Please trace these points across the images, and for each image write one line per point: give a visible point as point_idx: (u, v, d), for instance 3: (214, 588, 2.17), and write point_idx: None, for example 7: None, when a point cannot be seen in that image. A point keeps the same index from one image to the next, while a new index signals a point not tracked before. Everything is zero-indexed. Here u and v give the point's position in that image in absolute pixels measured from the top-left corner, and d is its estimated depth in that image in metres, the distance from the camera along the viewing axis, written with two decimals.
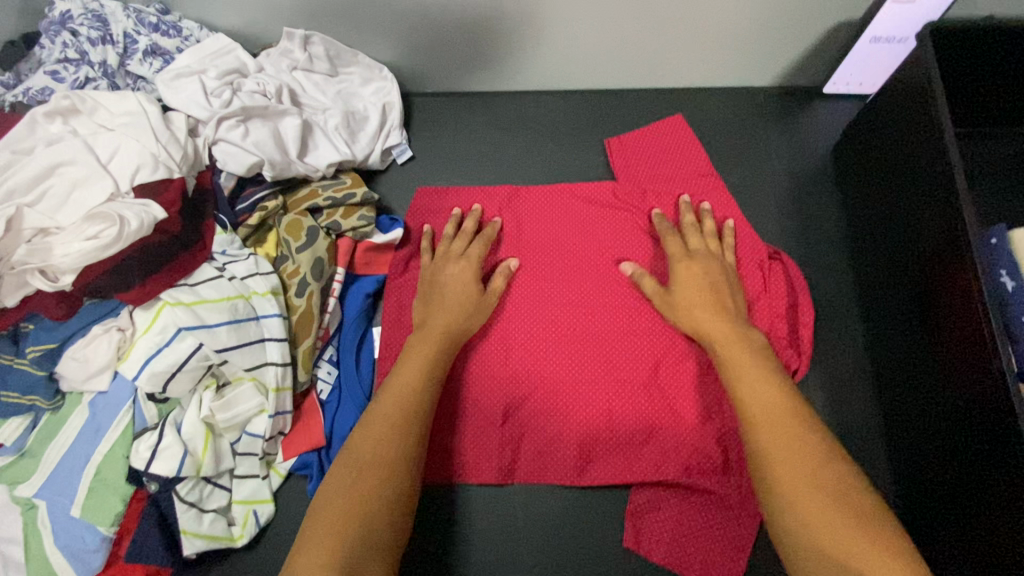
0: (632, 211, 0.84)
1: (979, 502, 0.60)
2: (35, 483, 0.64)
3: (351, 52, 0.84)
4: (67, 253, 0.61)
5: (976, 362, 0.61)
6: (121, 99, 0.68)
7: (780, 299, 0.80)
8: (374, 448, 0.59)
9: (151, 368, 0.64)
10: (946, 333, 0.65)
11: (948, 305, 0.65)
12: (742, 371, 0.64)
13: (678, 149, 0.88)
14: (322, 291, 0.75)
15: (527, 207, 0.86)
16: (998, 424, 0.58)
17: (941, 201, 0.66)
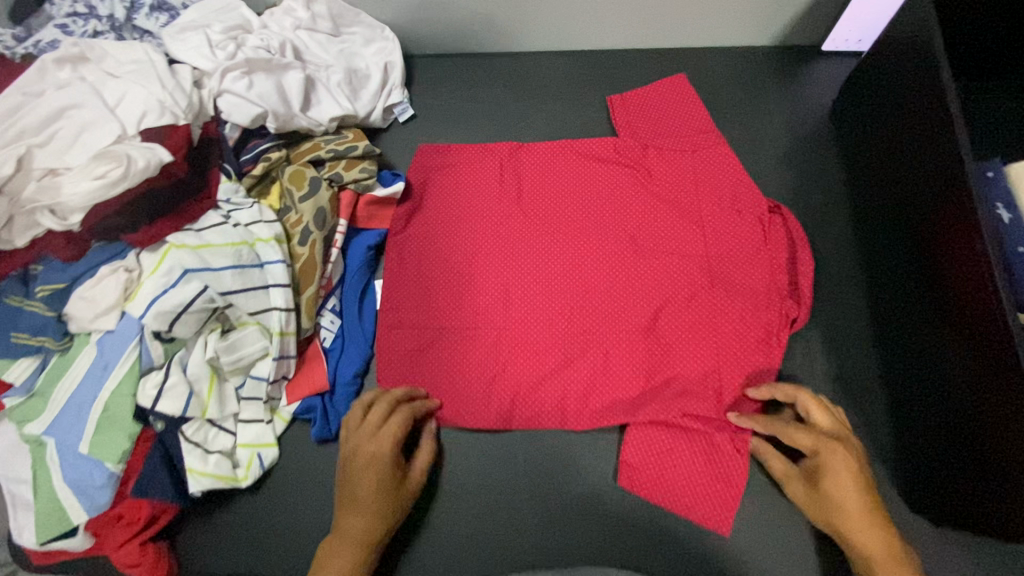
0: (632, 166, 0.84)
1: (978, 433, 0.61)
2: (45, 420, 0.66)
3: (353, 11, 0.85)
4: (75, 192, 0.62)
5: (974, 296, 0.62)
6: (128, 48, 0.70)
7: (780, 249, 0.79)
8: (369, 488, 0.64)
9: (158, 307, 0.65)
10: (943, 272, 0.66)
11: (947, 244, 0.66)
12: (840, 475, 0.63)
13: (679, 108, 0.88)
14: (325, 241, 0.77)
15: (527, 162, 0.86)
16: (997, 352, 0.59)
17: (938, 144, 0.67)
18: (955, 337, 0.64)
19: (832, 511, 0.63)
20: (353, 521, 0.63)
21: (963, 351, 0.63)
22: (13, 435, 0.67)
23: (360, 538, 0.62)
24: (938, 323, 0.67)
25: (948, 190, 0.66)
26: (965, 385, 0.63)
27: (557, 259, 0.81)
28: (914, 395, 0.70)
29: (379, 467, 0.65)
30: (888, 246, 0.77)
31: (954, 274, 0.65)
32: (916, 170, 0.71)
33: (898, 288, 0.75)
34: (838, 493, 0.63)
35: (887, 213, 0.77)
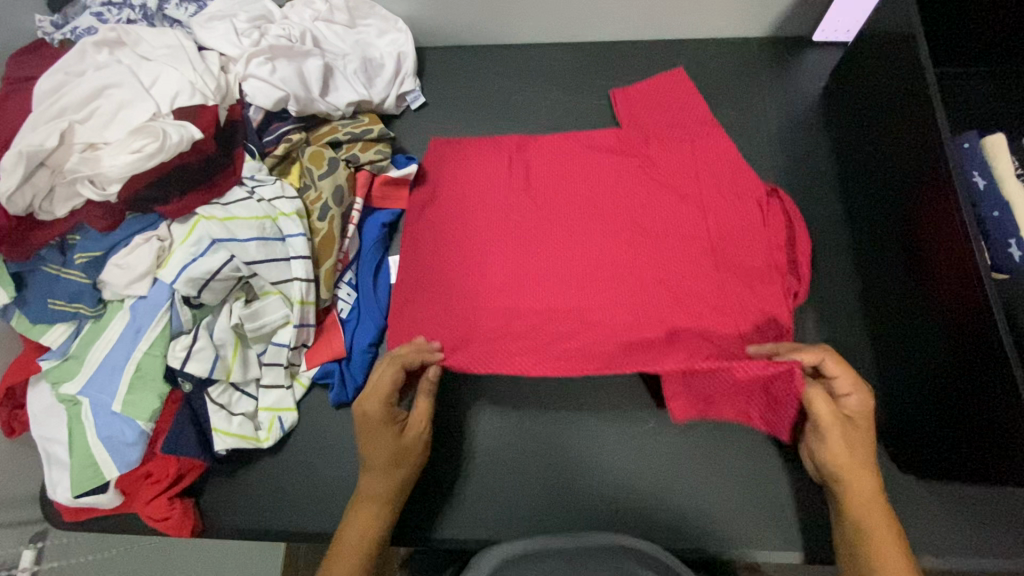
0: (635, 155, 0.88)
1: (959, 389, 0.65)
2: (79, 381, 0.70)
3: (368, 4, 0.90)
4: (114, 164, 0.66)
5: (950, 260, 0.66)
6: (161, 35, 0.75)
7: (779, 234, 0.82)
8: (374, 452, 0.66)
9: (188, 274, 0.69)
10: (924, 240, 0.70)
11: (927, 214, 0.70)
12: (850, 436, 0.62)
13: (678, 100, 0.92)
14: (342, 217, 0.81)
15: (534, 152, 0.90)
16: (974, 310, 0.63)
17: (917, 121, 0.72)
18: (936, 301, 0.68)
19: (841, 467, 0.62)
20: (371, 478, 0.66)
21: (942, 313, 0.67)
22: (48, 396, 0.71)
23: (378, 494, 0.66)
24: (920, 290, 0.71)
25: (927, 163, 0.70)
26: (945, 345, 0.66)
27: (561, 234, 0.85)
28: (900, 360, 0.74)
29: (374, 432, 0.66)
30: (876, 222, 0.81)
31: (932, 241, 0.69)
32: (898, 147, 0.76)
33: (885, 260, 0.79)
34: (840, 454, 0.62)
35: (874, 190, 0.82)
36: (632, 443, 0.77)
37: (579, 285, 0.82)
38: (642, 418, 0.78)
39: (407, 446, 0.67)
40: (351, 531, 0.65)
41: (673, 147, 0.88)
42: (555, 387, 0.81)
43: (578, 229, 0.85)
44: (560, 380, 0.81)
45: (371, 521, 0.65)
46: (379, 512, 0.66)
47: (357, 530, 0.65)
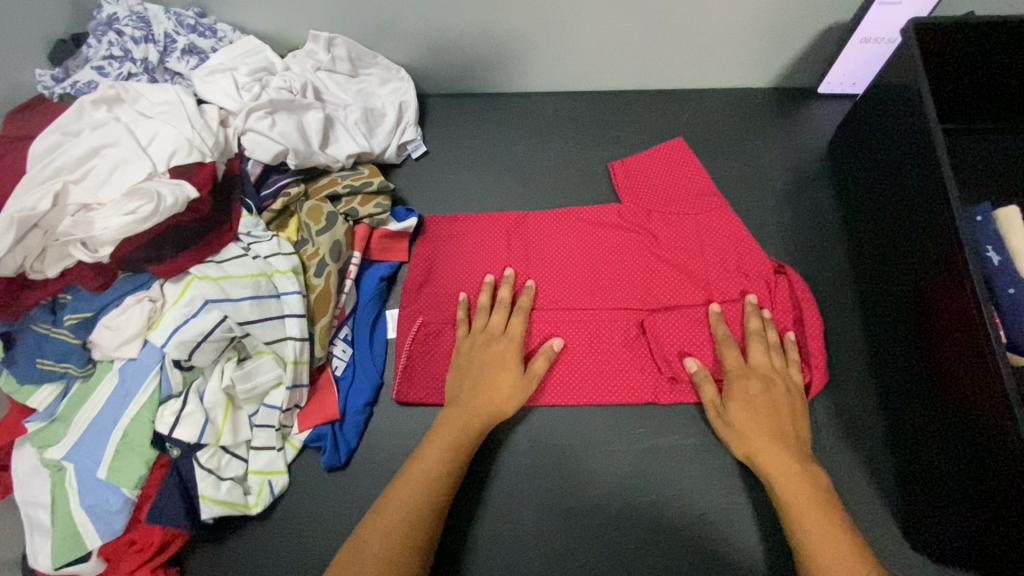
0: (633, 230, 0.88)
1: (978, 479, 0.62)
2: (65, 445, 0.68)
3: (371, 54, 0.90)
4: (106, 227, 0.65)
5: (969, 346, 0.63)
6: (161, 91, 0.74)
7: (786, 313, 0.80)
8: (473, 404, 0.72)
9: (178, 337, 0.67)
10: (936, 320, 0.68)
11: (941, 294, 0.67)
12: (746, 414, 0.71)
13: (677, 170, 0.90)
14: (339, 272, 0.80)
15: (534, 222, 0.89)
16: (991, 402, 0.60)
17: (930, 194, 0.69)
18: (952, 385, 0.65)
19: (760, 461, 0.68)
20: (479, 402, 0.72)
21: (960, 399, 0.64)
22: (31, 459, 0.70)
23: (472, 414, 0.71)
24: (935, 370, 0.68)
25: (942, 243, 0.67)
26: (964, 433, 0.64)
27: (561, 302, 0.84)
28: (914, 436, 0.72)
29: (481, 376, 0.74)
30: (885, 289, 0.79)
31: (948, 323, 0.66)
32: (910, 217, 0.73)
33: (895, 329, 0.76)
34: (750, 441, 0.70)
35: (883, 255, 0.79)
36: (633, 510, 0.75)
37: (583, 352, 0.82)
38: (643, 485, 0.76)
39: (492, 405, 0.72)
40: (434, 443, 0.69)
41: (674, 208, 0.88)
42: (554, 450, 0.78)
43: (580, 293, 0.85)
44: (558, 443, 0.79)
45: (449, 442, 0.69)
46: (463, 435, 0.70)
47: (424, 467, 0.67)
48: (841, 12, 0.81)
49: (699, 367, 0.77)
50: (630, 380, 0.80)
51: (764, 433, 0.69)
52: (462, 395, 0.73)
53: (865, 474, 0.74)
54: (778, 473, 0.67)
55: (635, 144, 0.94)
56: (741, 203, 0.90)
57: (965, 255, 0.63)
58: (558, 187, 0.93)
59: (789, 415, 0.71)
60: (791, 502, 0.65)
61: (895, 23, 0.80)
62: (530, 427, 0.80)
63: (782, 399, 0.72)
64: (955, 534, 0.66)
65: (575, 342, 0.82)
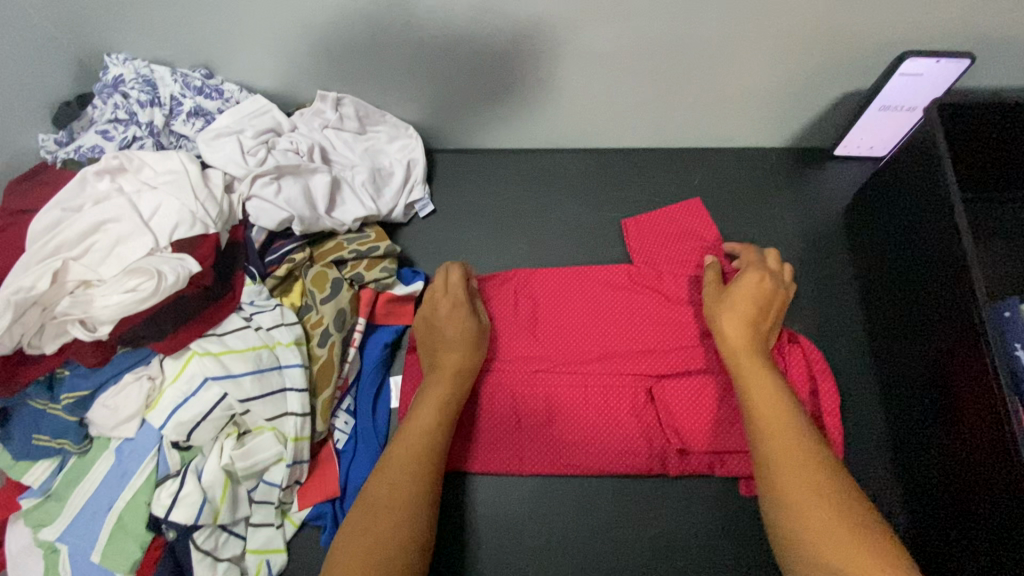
0: (642, 292, 0.86)
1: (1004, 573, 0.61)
2: (58, 526, 0.66)
3: (379, 112, 0.89)
4: (106, 305, 0.64)
5: (995, 440, 0.61)
6: (164, 158, 0.72)
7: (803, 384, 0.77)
8: (456, 362, 0.75)
9: (178, 417, 0.66)
10: (959, 406, 0.66)
11: (964, 382, 0.65)
12: (732, 305, 0.75)
13: (686, 228, 0.89)
14: (343, 341, 0.78)
15: (541, 284, 0.87)
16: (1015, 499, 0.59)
17: (951, 279, 0.67)
18: (978, 475, 0.64)
19: (730, 340, 0.73)
20: (450, 356, 0.75)
21: (986, 491, 0.63)
22: (25, 536, 0.68)
23: (454, 368, 0.74)
24: (958, 456, 0.67)
25: (965, 332, 0.65)
26: (987, 523, 0.63)
27: (569, 369, 0.82)
28: (933, 515, 0.71)
29: (455, 341, 0.76)
30: (902, 363, 0.77)
31: (972, 413, 0.64)
32: (929, 296, 0.71)
33: (913, 405, 0.75)
34: (728, 324, 0.74)
35: (899, 329, 0.78)
36: None
37: (592, 421, 0.80)
38: (649, 568, 0.75)
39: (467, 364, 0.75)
40: (425, 400, 0.71)
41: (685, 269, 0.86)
42: (559, 528, 0.77)
43: (590, 359, 0.83)
44: (563, 521, 0.77)
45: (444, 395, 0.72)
46: (452, 384, 0.73)
47: (423, 417, 0.70)
48: (860, 79, 0.79)
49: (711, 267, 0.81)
50: (637, 452, 0.78)
51: (744, 318, 0.73)
52: (444, 351, 0.76)
53: None
54: (746, 373, 0.69)
55: (646, 206, 0.93)
56: None
57: (990, 349, 0.62)
58: (566, 250, 0.91)
59: (758, 315, 0.74)
60: (747, 377, 0.69)
61: (916, 92, 0.78)
62: (535, 504, 0.78)
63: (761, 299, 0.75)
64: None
65: (584, 411, 0.80)
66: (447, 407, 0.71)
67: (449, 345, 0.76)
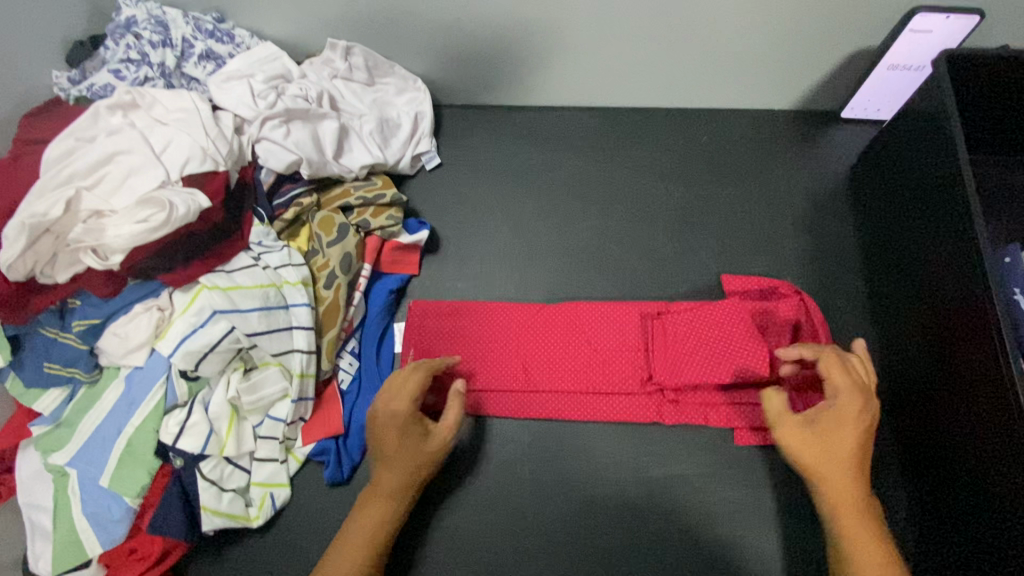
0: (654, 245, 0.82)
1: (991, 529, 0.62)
2: (69, 451, 0.68)
3: (388, 63, 0.89)
4: (118, 234, 0.65)
5: (992, 397, 0.61)
6: (176, 97, 0.73)
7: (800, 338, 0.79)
8: (393, 478, 0.66)
9: (186, 347, 0.67)
10: (956, 364, 0.66)
11: (966, 346, 0.65)
12: (819, 426, 0.64)
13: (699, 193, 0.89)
14: (349, 284, 0.79)
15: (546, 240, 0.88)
16: (1009, 454, 0.59)
17: (955, 238, 0.67)
18: (972, 433, 0.64)
19: (816, 472, 0.63)
20: (384, 476, 0.66)
21: (978, 449, 0.63)
22: (36, 463, 0.69)
23: (388, 492, 0.66)
24: (950, 413, 0.67)
25: (971, 291, 0.65)
26: (979, 479, 0.63)
27: (569, 318, 0.82)
28: (924, 471, 0.72)
29: (400, 456, 0.67)
30: (902, 322, 0.77)
31: (971, 372, 0.64)
32: (933, 259, 0.71)
33: (911, 359, 0.75)
34: (801, 444, 0.64)
35: (899, 284, 0.78)
36: (636, 541, 0.74)
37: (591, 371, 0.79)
38: (648, 516, 0.75)
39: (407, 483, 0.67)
40: (355, 524, 0.65)
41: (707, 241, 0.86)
42: (557, 475, 0.77)
43: (589, 309, 0.83)
44: (562, 466, 0.78)
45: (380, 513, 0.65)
46: (385, 514, 0.65)
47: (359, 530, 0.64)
48: (870, 38, 0.79)
49: (775, 395, 0.67)
50: (629, 398, 0.79)
51: (829, 446, 0.63)
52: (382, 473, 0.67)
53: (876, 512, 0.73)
54: (840, 513, 0.62)
55: (652, 165, 0.93)
56: (757, 227, 0.88)
57: (992, 306, 0.62)
58: (570, 206, 0.91)
59: (868, 433, 0.64)
60: (836, 507, 0.62)
61: (925, 50, 0.78)
62: (534, 449, 0.79)
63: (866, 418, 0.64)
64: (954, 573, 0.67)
65: (580, 359, 0.80)
66: (370, 543, 0.64)
67: (396, 457, 0.67)
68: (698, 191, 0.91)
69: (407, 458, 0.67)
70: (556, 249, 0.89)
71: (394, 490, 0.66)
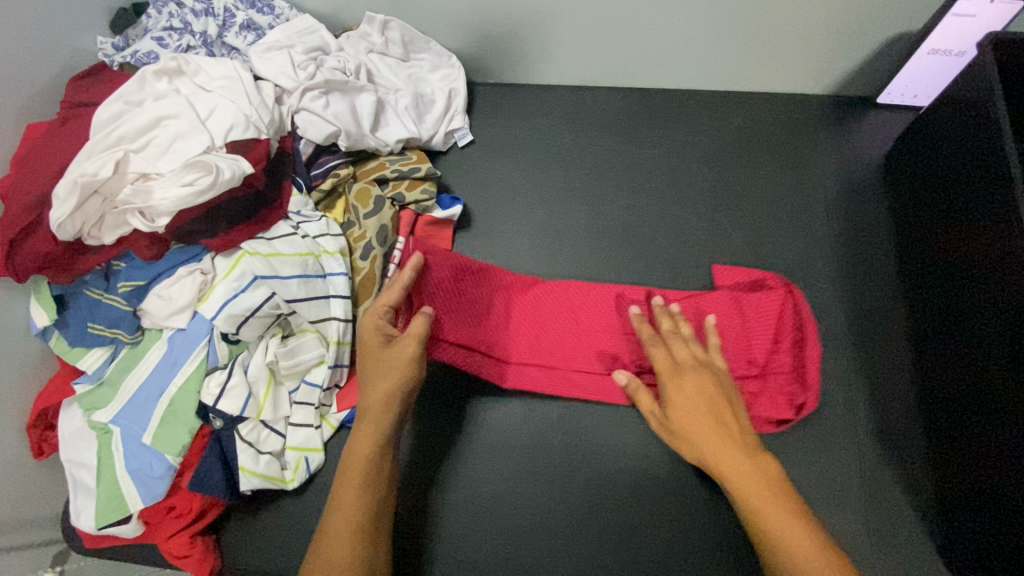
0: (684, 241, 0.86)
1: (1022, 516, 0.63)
2: (112, 409, 0.69)
3: (425, 39, 0.89)
4: (165, 197, 0.66)
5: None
6: (220, 65, 0.74)
7: (788, 332, 0.79)
8: (379, 395, 0.66)
9: (228, 311, 0.68)
10: (994, 354, 0.66)
11: (1002, 325, 0.65)
12: (688, 417, 0.67)
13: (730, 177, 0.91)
14: (384, 256, 0.80)
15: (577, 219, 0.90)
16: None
17: (999, 227, 0.67)
18: (1009, 422, 0.64)
19: (715, 462, 0.64)
20: (374, 392, 0.67)
21: (1012, 436, 0.63)
22: (78, 420, 0.71)
23: (378, 409, 0.66)
24: (984, 403, 0.67)
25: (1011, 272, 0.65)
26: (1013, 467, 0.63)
27: (555, 299, 0.84)
28: (952, 452, 0.72)
29: (380, 370, 0.67)
30: (936, 311, 0.77)
31: (1011, 361, 0.64)
32: (971, 244, 0.70)
33: (943, 342, 0.75)
34: (690, 434, 0.66)
35: (932, 267, 0.78)
36: (663, 514, 0.76)
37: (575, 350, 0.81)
38: (674, 490, 0.76)
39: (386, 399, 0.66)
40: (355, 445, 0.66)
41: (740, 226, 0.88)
42: (585, 448, 0.79)
43: (573, 291, 0.84)
44: (591, 440, 0.79)
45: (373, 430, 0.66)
46: (379, 432, 0.66)
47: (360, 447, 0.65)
48: (912, 22, 0.78)
49: (642, 394, 0.73)
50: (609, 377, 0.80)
51: (709, 431, 0.66)
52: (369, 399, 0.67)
53: (903, 489, 0.75)
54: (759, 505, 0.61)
55: (685, 146, 0.93)
56: (787, 211, 0.89)
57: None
58: (601, 186, 0.91)
59: (726, 404, 0.68)
60: (746, 492, 0.62)
61: (967, 34, 0.78)
62: (563, 422, 0.80)
63: (714, 389, 0.68)
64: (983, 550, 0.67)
65: (563, 338, 0.82)
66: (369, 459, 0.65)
67: (378, 371, 0.67)
68: (729, 173, 0.91)
69: (385, 373, 0.67)
70: (587, 228, 0.89)
71: (381, 405, 0.66)
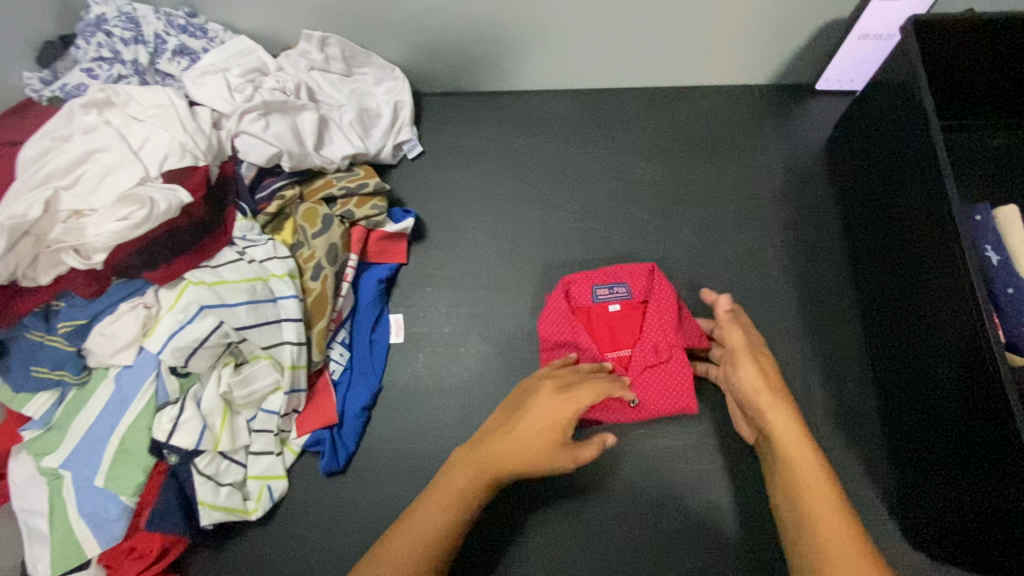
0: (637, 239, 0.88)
1: (984, 494, 0.63)
2: (61, 453, 0.67)
3: (365, 53, 0.87)
4: (99, 232, 0.65)
5: (971, 359, 0.63)
6: (151, 93, 0.72)
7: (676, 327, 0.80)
8: (515, 451, 0.60)
9: (174, 343, 0.67)
10: (937, 331, 0.67)
11: (939, 300, 0.67)
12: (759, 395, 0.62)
13: (678, 172, 0.91)
14: (336, 275, 0.78)
15: (532, 224, 0.90)
16: (994, 422, 0.60)
17: (930, 210, 0.68)
18: (950, 392, 0.66)
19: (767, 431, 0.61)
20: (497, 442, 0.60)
21: (955, 407, 0.65)
22: (27, 467, 0.68)
23: (488, 460, 0.60)
24: (933, 381, 0.68)
25: (943, 251, 0.66)
26: (962, 444, 0.64)
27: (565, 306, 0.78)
28: (904, 426, 0.74)
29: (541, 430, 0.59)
30: (882, 288, 0.78)
31: (950, 333, 0.65)
32: (908, 224, 0.72)
33: (889, 320, 0.77)
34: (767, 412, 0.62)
35: (874, 247, 0.80)
36: (628, 510, 0.77)
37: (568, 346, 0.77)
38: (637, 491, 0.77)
39: (493, 459, 0.60)
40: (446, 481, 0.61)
41: (692, 219, 0.89)
42: None
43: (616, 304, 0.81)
44: None
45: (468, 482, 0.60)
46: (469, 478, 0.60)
47: (432, 510, 0.60)
48: (841, 8, 0.80)
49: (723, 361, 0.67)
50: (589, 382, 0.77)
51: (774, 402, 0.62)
52: (487, 434, 0.62)
53: (862, 466, 0.76)
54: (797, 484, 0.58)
55: (632, 143, 0.93)
56: (736, 201, 0.90)
57: (970, 276, 0.63)
58: (553, 188, 0.91)
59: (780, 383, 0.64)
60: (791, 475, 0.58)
61: (894, 17, 0.79)
62: None
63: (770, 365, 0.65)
64: (937, 519, 0.70)
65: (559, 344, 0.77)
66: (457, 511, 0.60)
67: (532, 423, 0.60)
68: (678, 167, 0.92)
69: (533, 431, 0.60)
70: (542, 232, 0.89)
71: (517, 461, 0.59)
